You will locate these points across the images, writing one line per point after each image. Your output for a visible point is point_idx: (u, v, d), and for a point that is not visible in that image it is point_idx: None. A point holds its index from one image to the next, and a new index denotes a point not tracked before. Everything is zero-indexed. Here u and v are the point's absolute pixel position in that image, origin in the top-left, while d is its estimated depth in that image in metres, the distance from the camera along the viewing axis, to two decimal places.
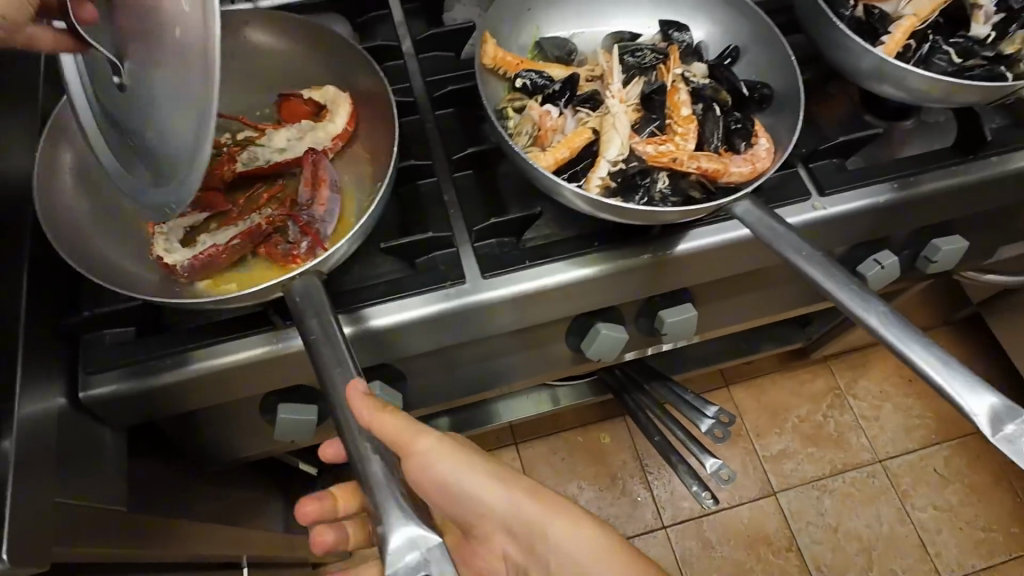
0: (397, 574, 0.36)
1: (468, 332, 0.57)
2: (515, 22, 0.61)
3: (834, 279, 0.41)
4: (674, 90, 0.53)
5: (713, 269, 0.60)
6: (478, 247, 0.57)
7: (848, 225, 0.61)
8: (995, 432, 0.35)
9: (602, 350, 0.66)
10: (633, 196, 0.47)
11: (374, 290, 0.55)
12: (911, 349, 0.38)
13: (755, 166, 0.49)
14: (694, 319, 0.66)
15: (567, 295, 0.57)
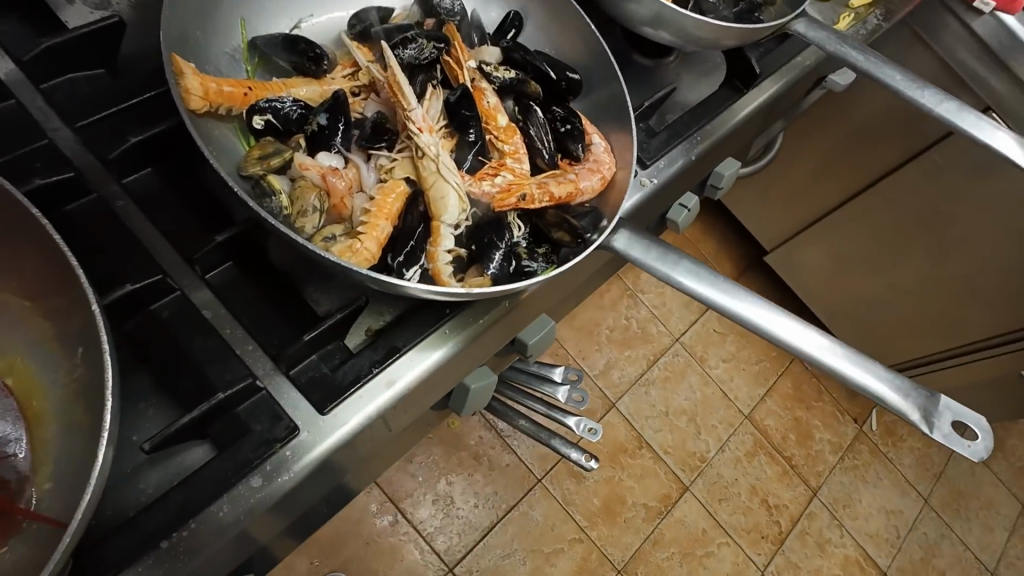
0: None
1: (323, 485, 0.40)
2: (211, 20, 0.41)
3: (740, 300, 0.39)
4: (479, 92, 0.42)
5: (571, 278, 0.52)
6: (296, 376, 0.38)
7: (669, 189, 0.58)
8: (919, 416, 0.36)
9: (476, 402, 0.55)
10: (497, 262, 0.35)
11: (159, 510, 0.33)
12: (829, 354, 0.38)
13: (604, 173, 0.41)
14: (553, 328, 0.60)
15: (435, 384, 0.43)
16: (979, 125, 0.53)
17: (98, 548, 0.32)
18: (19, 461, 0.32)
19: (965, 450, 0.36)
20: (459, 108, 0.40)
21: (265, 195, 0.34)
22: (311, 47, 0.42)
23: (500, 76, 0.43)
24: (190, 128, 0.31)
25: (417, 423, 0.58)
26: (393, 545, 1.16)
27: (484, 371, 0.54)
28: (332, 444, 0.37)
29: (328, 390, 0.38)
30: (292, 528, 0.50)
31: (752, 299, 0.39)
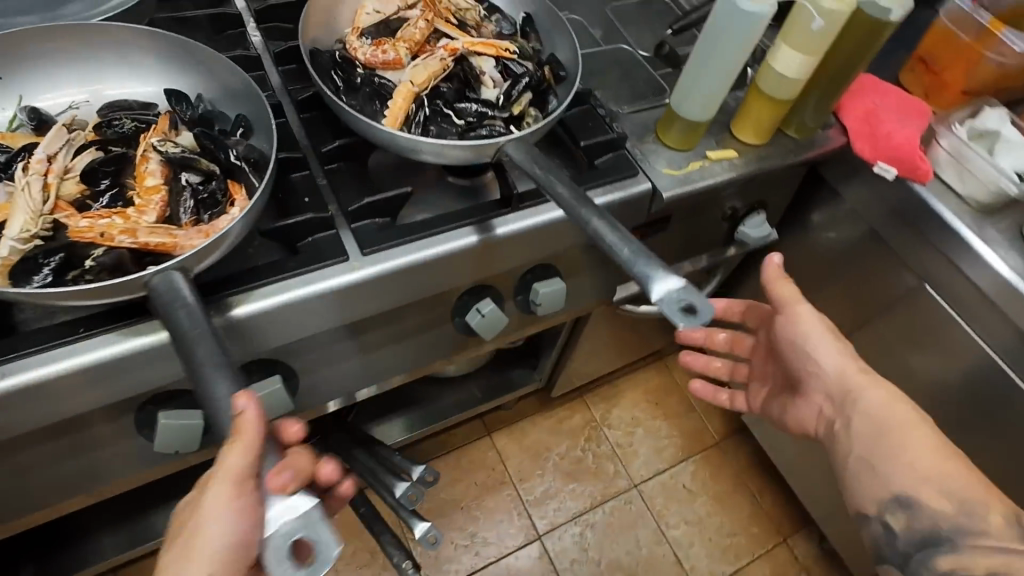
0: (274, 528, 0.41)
1: None
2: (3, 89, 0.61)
3: (210, 368, 0.45)
4: (142, 160, 0.55)
5: (276, 332, 0.59)
6: None
7: (402, 280, 0.64)
8: (274, 553, 0.41)
9: (173, 442, 0.59)
10: (25, 280, 0.47)
11: None
12: (234, 455, 0.42)
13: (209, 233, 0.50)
14: (285, 391, 0.63)
15: (58, 389, 0.51)
16: (640, 264, 0.47)
17: None
18: None
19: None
20: (119, 167, 0.56)
21: None
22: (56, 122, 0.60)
23: (167, 151, 0.55)
24: None
25: (137, 458, 0.63)
26: None
27: (195, 412, 0.59)
28: None
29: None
30: None
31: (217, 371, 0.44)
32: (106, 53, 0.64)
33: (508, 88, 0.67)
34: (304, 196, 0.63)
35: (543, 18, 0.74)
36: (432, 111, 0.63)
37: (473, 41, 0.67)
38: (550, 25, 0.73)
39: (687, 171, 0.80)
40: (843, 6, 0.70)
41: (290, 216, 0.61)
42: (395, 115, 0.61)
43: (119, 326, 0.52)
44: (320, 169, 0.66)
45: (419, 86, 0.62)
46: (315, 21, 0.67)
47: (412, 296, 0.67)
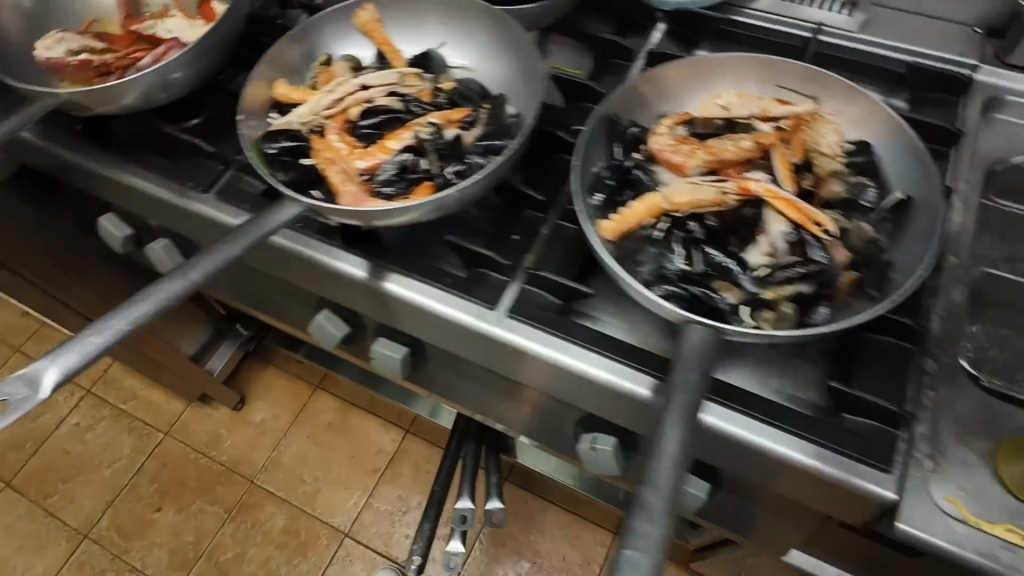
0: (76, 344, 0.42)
1: (195, 232, 0.71)
2: (438, 21, 0.69)
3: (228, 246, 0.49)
4: (407, 124, 0.60)
5: (409, 322, 0.64)
6: (233, 176, 0.69)
7: (524, 360, 0.59)
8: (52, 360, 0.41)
9: (319, 334, 0.73)
10: (269, 142, 0.58)
11: (159, 165, 0.71)
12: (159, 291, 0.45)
13: (354, 202, 0.55)
14: (400, 364, 0.71)
15: (260, 249, 0.68)
16: None
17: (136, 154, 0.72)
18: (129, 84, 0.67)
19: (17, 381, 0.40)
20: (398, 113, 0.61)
21: (319, 59, 0.67)
22: (429, 64, 0.66)
23: (422, 134, 0.58)
24: (330, 12, 0.66)
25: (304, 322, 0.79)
26: (344, 474, 1.30)
27: (343, 328, 0.73)
28: (199, 202, 0.68)
29: (232, 198, 0.68)
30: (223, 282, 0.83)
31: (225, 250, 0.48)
32: (508, 42, 0.65)
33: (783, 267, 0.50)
34: (515, 233, 0.63)
35: (918, 214, 0.52)
36: (667, 236, 0.52)
37: (780, 195, 0.53)
38: (918, 229, 0.52)
39: (986, 532, 0.49)
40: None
41: (491, 246, 0.62)
42: (626, 218, 0.52)
43: (318, 242, 0.64)
44: (554, 220, 0.63)
45: (674, 204, 0.52)
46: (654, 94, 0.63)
47: (532, 381, 0.61)
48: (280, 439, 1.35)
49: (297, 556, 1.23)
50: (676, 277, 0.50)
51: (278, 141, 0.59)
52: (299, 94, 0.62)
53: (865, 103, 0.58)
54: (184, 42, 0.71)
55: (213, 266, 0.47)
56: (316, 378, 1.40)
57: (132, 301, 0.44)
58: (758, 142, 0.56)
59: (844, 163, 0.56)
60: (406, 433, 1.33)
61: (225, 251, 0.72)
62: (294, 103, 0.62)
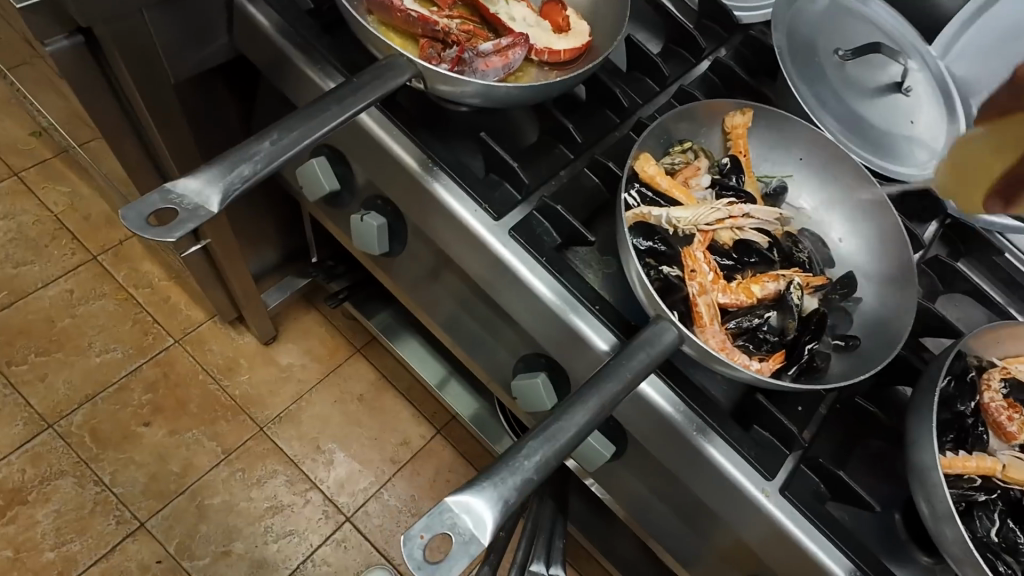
0: (500, 469, 0.37)
1: (459, 251, 0.63)
2: (800, 154, 0.64)
3: (620, 381, 0.45)
4: (773, 275, 0.56)
5: (665, 448, 0.60)
6: (530, 214, 0.62)
7: (778, 539, 0.58)
8: (484, 488, 0.36)
9: (523, 393, 0.66)
10: (639, 235, 0.54)
11: (446, 159, 0.63)
12: (568, 421, 0.41)
13: (721, 348, 0.51)
14: (602, 460, 0.65)
15: (534, 308, 0.61)
16: None
17: (423, 139, 0.63)
18: (471, 72, 0.58)
19: (451, 505, 0.34)
20: (762, 255, 0.57)
21: (679, 143, 0.61)
22: (779, 202, 0.63)
23: (793, 293, 0.55)
24: (710, 105, 0.61)
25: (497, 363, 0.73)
26: (363, 454, 1.23)
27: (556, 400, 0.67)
28: (491, 231, 0.61)
29: (526, 240, 0.61)
30: (418, 283, 0.74)
31: (617, 386, 0.45)
32: (869, 219, 0.62)
33: None
34: (798, 404, 0.62)
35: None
36: (983, 498, 0.54)
37: None
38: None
39: None
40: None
41: (778, 408, 0.61)
42: (956, 464, 0.54)
43: (610, 332, 0.59)
44: (831, 401, 0.63)
45: (1001, 472, 0.54)
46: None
47: (762, 552, 0.60)
48: (303, 392, 1.23)
49: (290, 524, 1.16)
50: (985, 546, 0.52)
51: (649, 236, 0.54)
52: (669, 188, 0.57)
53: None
54: (531, 44, 0.63)
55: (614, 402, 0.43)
56: (359, 341, 1.29)
57: (552, 428, 0.40)
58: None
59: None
60: (438, 434, 1.28)
61: (480, 283, 0.64)
62: (659, 190, 0.57)
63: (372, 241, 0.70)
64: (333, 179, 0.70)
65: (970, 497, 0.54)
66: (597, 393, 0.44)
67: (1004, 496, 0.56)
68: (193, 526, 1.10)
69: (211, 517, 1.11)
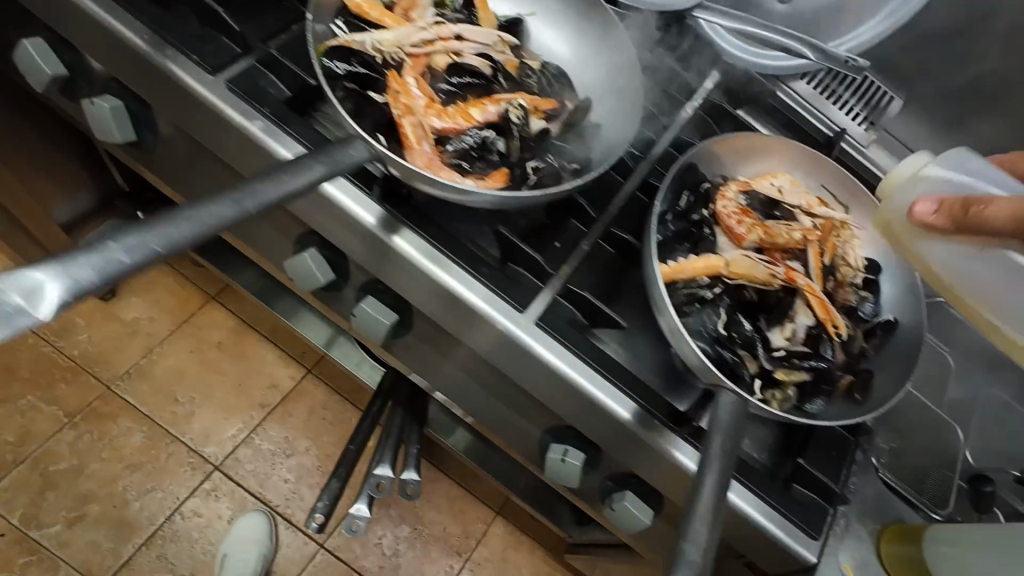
0: (86, 251, 0.32)
1: (180, 112, 0.57)
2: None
3: (290, 181, 0.40)
4: (495, 94, 0.53)
5: (424, 296, 0.60)
6: (252, 66, 0.57)
7: (536, 369, 0.58)
8: (51, 269, 0.31)
9: (296, 274, 0.65)
10: (335, 60, 0.50)
11: (151, 13, 0.56)
12: (202, 212, 0.36)
13: (425, 165, 0.48)
14: (385, 330, 0.66)
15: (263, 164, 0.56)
16: None
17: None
18: None
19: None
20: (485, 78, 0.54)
21: None
22: (518, 35, 0.62)
23: (512, 112, 0.52)
24: None
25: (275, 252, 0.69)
26: (227, 403, 1.19)
27: (328, 276, 0.65)
28: (202, 82, 0.54)
29: (247, 90, 0.55)
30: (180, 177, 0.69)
31: (285, 186, 0.40)
32: (603, 50, 0.61)
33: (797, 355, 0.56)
34: (556, 240, 0.61)
35: (902, 338, 0.60)
36: (713, 295, 0.55)
37: (817, 291, 0.57)
38: (901, 348, 0.59)
39: None
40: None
41: (532, 244, 0.60)
42: (681, 269, 0.55)
43: (352, 185, 0.58)
44: (594, 237, 0.62)
45: (727, 268, 0.55)
46: (728, 147, 0.63)
47: (534, 389, 0.61)
48: (154, 345, 1.17)
49: (152, 480, 1.11)
50: (707, 338, 0.54)
51: (348, 61, 0.50)
52: (377, 16, 0.54)
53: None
54: None
55: (275, 200, 0.39)
56: (212, 288, 1.23)
57: (176, 218, 0.35)
58: (807, 236, 0.60)
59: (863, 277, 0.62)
60: (308, 373, 1.25)
61: (214, 152, 0.59)
62: (367, 20, 0.54)
63: (113, 128, 0.62)
64: (57, 64, 0.61)
65: (698, 296, 0.55)
66: (254, 189, 0.39)
67: (739, 295, 0.56)
68: (39, 495, 1.04)
69: (59, 483, 1.06)
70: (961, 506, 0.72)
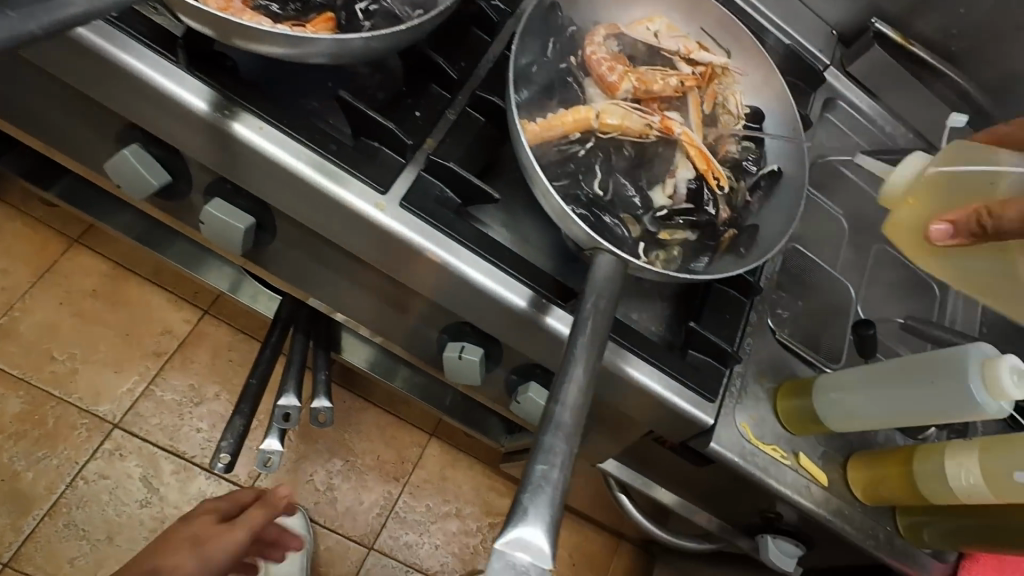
0: None
1: None
2: None
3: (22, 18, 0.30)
4: None
5: (267, 185, 0.52)
6: None
7: (408, 256, 0.52)
8: None
9: (122, 178, 0.55)
10: None
11: None
12: None
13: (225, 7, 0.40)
14: (241, 236, 0.57)
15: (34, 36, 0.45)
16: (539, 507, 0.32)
17: None
18: None
19: None
20: None
21: None
22: None
23: None
24: None
25: (96, 160, 0.59)
26: (117, 356, 1.09)
27: (160, 176, 0.55)
28: None
29: None
30: None
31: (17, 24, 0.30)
32: None
33: (682, 211, 0.53)
34: (416, 111, 0.54)
35: (787, 185, 0.58)
36: (587, 156, 0.51)
37: (696, 143, 0.54)
38: (786, 195, 0.57)
39: (763, 451, 0.63)
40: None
41: (385, 117, 0.53)
42: (552, 126, 0.49)
43: (153, 53, 0.48)
44: (459, 106, 0.56)
45: (598, 121, 0.50)
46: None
47: (410, 281, 0.55)
48: (15, 300, 1.06)
49: (41, 448, 1.01)
50: (585, 201, 0.50)
51: None
52: None
53: (767, 72, 0.61)
54: None
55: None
56: (73, 231, 1.11)
57: None
58: (684, 82, 0.56)
59: (746, 127, 0.59)
60: (206, 314, 1.16)
61: None
62: None
63: None
64: None
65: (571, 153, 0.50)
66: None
67: (616, 151, 0.52)
68: None
69: None
70: (852, 357, 0.74)
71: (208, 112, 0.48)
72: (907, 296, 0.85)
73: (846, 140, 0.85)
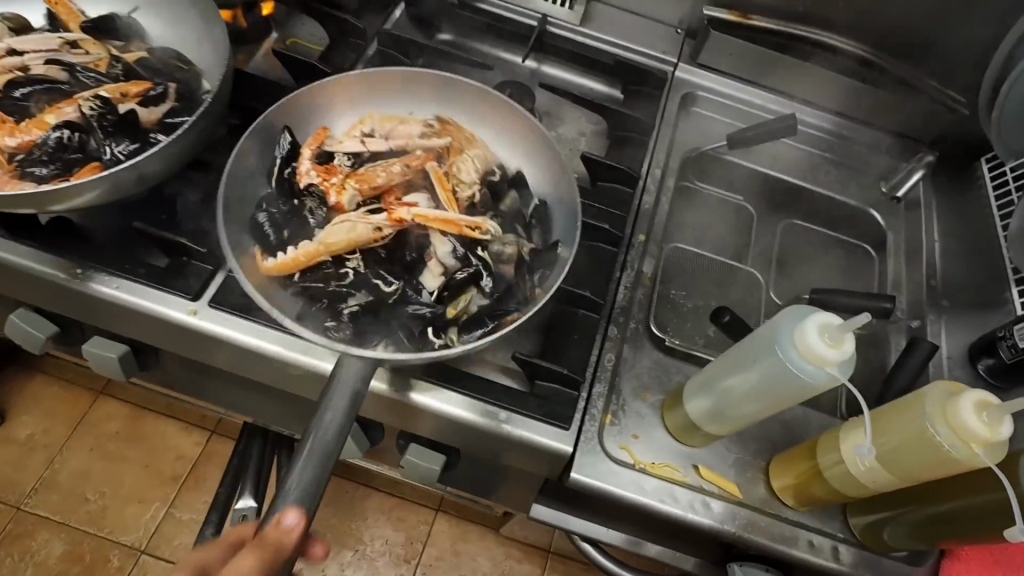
0: None
1: None
2: None
3: None
4: (69, 99, 0.54)
5: (113, 319, 0.60)
6: None
7: (233, 349, 0.58)
8: None
9: (18, 336, 0.65)
10: None
11: None
12: None
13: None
14: (119, 362, 0.64)
15: None
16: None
17: None
18: None
19: None
20: (54, 89, 0.55)
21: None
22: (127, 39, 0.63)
23: (84, 110, 0.53)
24: None
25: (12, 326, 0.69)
26: (138, 487, 1.19)
27: (45, 328, 0.64)
28: None
29: None
30: None
31: None
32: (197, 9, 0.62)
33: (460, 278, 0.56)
34: None
35: (561, 212, 0.63)
36: (330, 291, 0.54)
37: (432, 218, 0.59)
38: (564, 220, 0.63)
39: (646, 472, 0.57)
40: (962, 451, 0.41)
41: (197, 232, 0.60)
42: (285, 264, 0.54)
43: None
44: None
45: (325, 248, 0.55)
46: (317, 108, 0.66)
47: (251, 372, 0.61)
48: (54, 455, 1.19)
49: None
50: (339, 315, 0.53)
51: None
52: None
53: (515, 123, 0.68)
54: None
55: None
56: (98, 383, 1.26)
57: None
58: (407, 165, 0.63)
59: (493, 186, 0.64)
60: (212, 434, 1.26)
61: None
62: None
63: None
64: None
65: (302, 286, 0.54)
66: None
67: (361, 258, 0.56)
68: None
69: None
70: None
71: (42, 269, 0.57)
72: (829, 267, 0.78)
73: (715, 130, 0.84)
